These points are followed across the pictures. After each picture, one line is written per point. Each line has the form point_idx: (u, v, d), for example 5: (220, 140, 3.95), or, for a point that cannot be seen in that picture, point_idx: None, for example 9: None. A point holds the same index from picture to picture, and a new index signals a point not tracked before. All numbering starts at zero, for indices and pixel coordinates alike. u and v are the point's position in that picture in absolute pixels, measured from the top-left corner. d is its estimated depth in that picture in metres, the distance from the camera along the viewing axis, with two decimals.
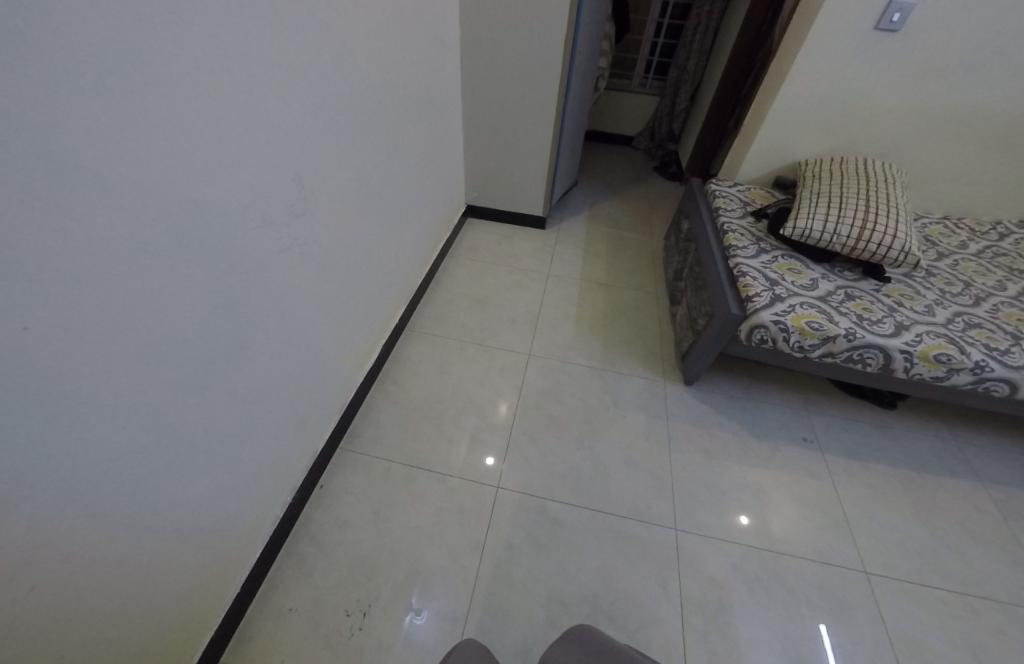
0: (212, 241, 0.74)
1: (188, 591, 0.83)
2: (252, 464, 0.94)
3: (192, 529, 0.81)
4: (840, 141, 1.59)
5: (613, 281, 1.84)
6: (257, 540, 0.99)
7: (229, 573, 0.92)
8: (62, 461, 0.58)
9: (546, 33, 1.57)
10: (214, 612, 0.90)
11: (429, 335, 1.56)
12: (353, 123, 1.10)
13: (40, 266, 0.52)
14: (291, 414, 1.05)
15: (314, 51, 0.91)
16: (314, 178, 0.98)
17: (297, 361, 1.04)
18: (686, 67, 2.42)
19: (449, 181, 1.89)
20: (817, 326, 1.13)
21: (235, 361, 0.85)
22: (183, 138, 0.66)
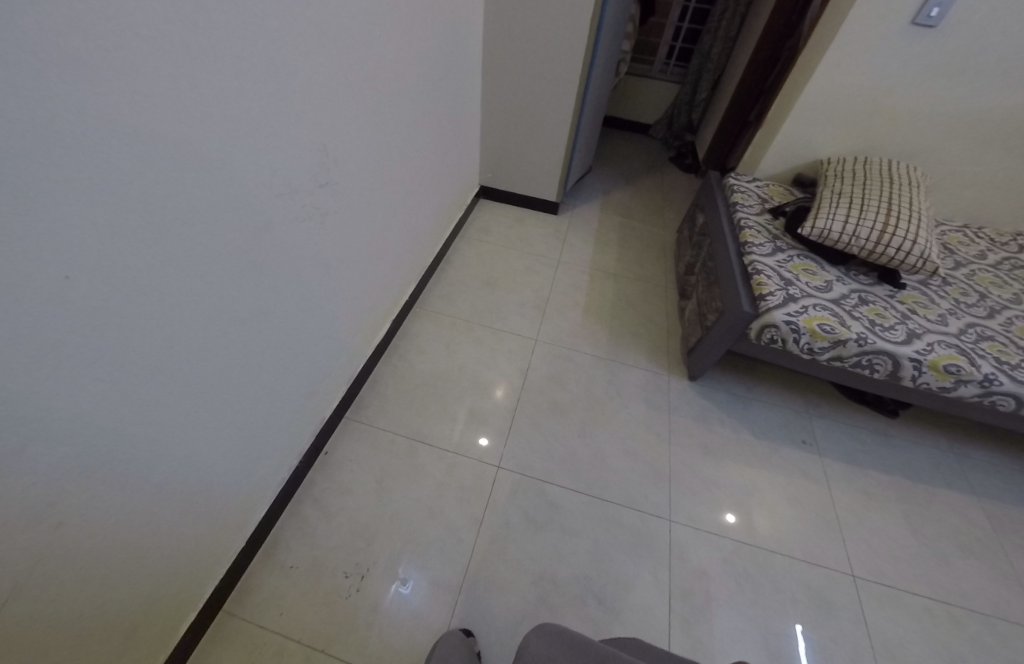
0: (233, 203, 0.74)
1: (193, 547, 0.85)
2: (261, 430, 0.96)
3: (199, 488, 0.83)
4: (865, 141, 1.54)
5: (624, 271, 1.82)
6: (262, 502, 1.02)
7: (233, 532, 0.95)
8: (90, 411, 0.61)
9: (571, 11, 1.52)
10: (217, 567, 0.93)
11: (437, 313, 1.56)
12: (374, 94, 1.08)
13: (86, 220, 0.54)
14: (301, 383, 1.06)
15: (342, 19, 0.90)
16: (335, 149, 0.98)
17: (309, 332, 1.05)
18: (709, 55, 2.34)
19: (465, 160, 1.87)
20: (828, 329, 1.12)
21: (251, 325, 0.86)
22: (207, 102, 0.65)
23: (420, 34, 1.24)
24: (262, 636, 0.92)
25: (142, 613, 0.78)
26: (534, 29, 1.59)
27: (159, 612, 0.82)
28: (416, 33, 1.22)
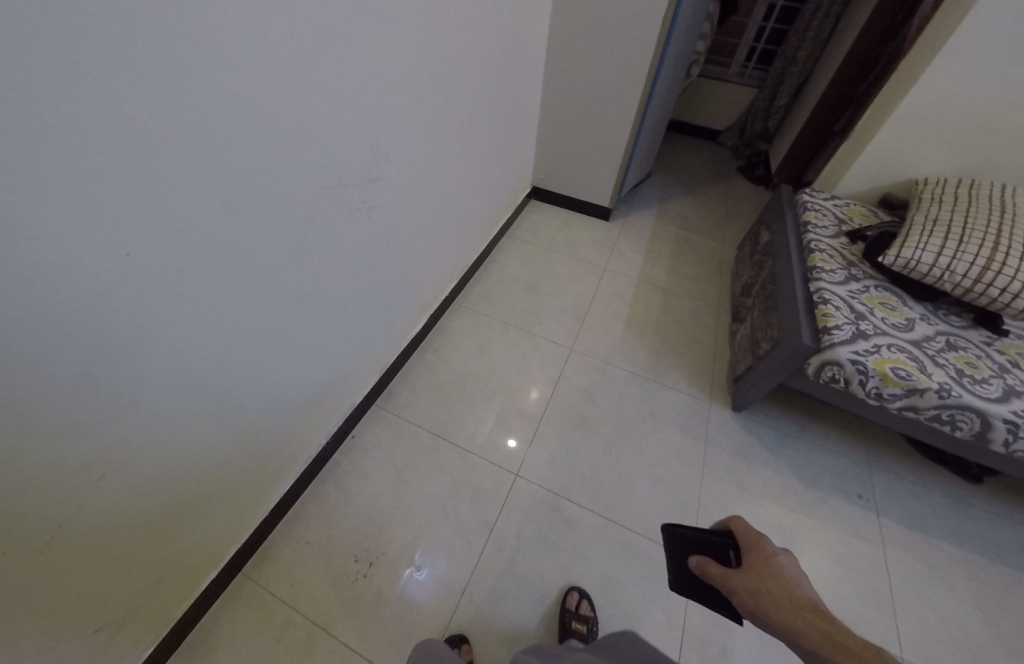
0: (279, 187, 0.74)
1: (221, 489, 0.86)
2: (293, 407, 0.98)
3: (230, 436, 0.84)
4: (973, 162, 1.35)
5: (674, 286, 1.72)
6: (293, 457, 1.03)
7: (266, 478, 0.97)
8: (134, 376, 0.63)
9: (645, 7, 1.44)
10: (245, 520, 0.95)
11: (475, 311, 1.53)
12: (432, 90, 1.07)
13: (143, 195, 0.56)
14: (335, 369, 1.08)
15: (407, 14, 0.89)
16: (387, 143, 0.97)
17: (347, 321, 1.06)
18: (795, 59, 2.15)
19: (520, 159, 1.84)
20: (903, 374, 0.98)
21: (289, 299, 0.86)
22: (261, 82, 0.65)
23: (486, 27, 1.21)
24: (273, 603, 0.93)
25: (170, 552, 0.80)
26: (604, 25, 1.52)
27: (182, 567, 0.84)
28: (482, 26, 1.19)
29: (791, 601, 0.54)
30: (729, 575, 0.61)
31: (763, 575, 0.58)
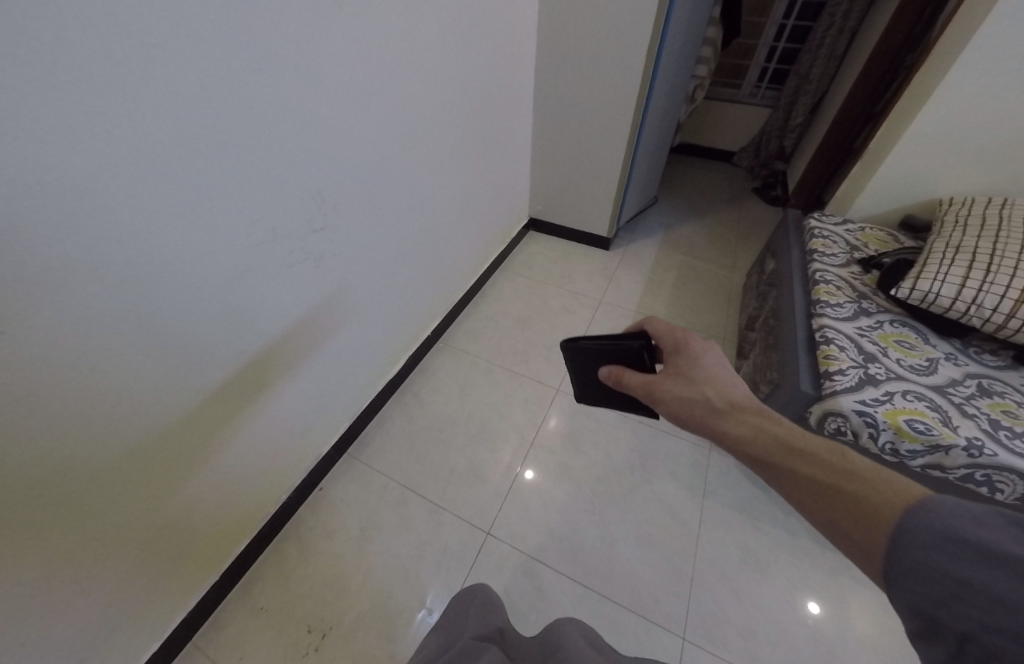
0: (215, 245, 0.72)
1: (202, 437, 0.80)
2: (260, 445, 0.93)
3: (213, 372, 0.78)
4: (1004, 179, 1.21)
5: (675, 319, 1.62)
6: (283, 384, 0.94)
7: (261, 390, 0.89)
8: (29, 451, 0.59)
9: (630, 35, 1.40)
10: (225, 510, 0.90)
11: (459, 350, 1.49)
12: (400, 137, 1.06)
13: (21, 263, 0.53)
14: (304, 416, 1.04)
15: (363, 68, 0.88)
16: (335, 193, 0.92)
17: (317, 361, 1.02)
18: (808, 76, 2.04)
19: (513, 192, 1.82)
20: (922, 428, 0.85)
21: (258, 296, 0.82)
22: (178, 142, 0.63)
23: (463, 68, 1.20)
24: None
25: (153, 518, 0.76)
26: (592, 55, 1.49)
27: (116, 644, 0.78)
28: (458, 67, 1.18)
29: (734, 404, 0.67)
30: (660, 383, 0.74)
31: (696, 380, 0.72)
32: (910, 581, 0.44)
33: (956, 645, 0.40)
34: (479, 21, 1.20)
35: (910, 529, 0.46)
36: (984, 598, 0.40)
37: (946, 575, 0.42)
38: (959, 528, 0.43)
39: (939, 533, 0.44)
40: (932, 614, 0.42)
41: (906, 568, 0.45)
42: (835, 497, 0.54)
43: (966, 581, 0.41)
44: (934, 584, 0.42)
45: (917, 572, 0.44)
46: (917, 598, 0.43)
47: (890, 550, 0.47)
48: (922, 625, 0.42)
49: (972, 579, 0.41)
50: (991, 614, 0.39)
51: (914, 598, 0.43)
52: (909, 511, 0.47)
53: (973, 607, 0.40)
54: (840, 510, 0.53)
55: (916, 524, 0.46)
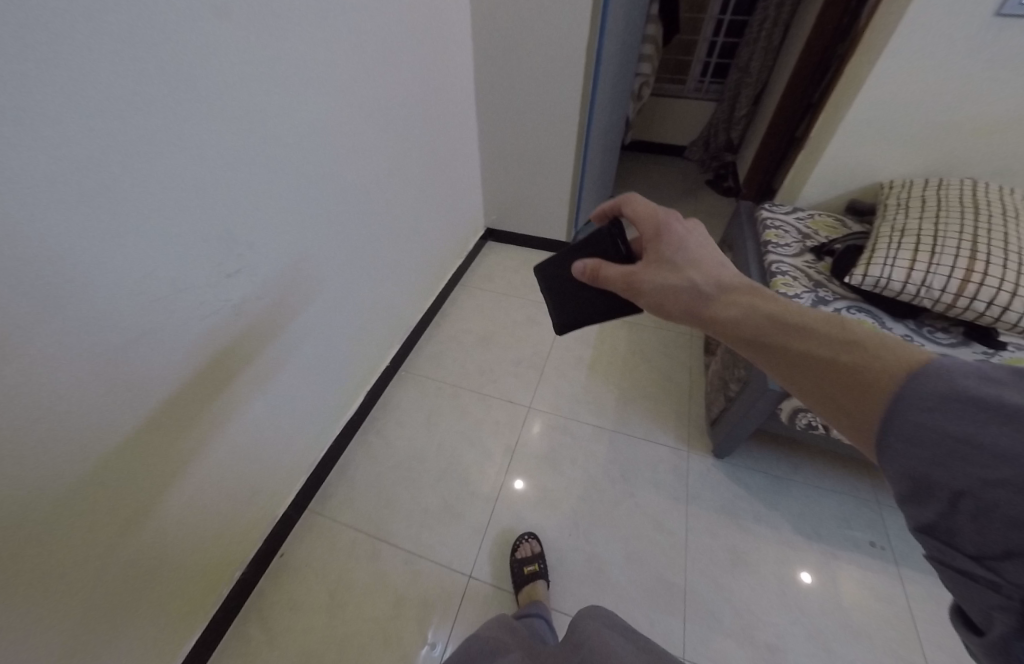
0: (118, 310, 0.62)
1: (137, 484, 0.69)
2: (207, 494, 0.83)
3: (140, 409, 0.67)
4: (936, 160, 1.25)
5: (641, 319, 1.60)
6: (226, 403, 0.83)
7: (204, 416, 0.78)
8: None
9: (569, 39, 1.37)
10: (176, 574, 0.81)
11: (422, 377, 1.44)
12: (337, 164, 0.99)
13: None
14: (259, 464, 0.95)
15: (287, 95, 0.81)
16: (259, 236, 0.82)
17: (265, 389, 0.92)
18: (748, 69, 2.08)
19: (465, 206, 1.76)
20: None
21: (187, 320, 0.71)
22: (54, 196, 0.53)
23: (399, 88, 1.15)
24: None
25: (88, 589, 0.66)
26: (532, 61, 1.46)
27: None
28: (394, 84, 1.12)
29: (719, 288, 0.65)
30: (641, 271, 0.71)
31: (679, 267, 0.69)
32: (903, 445, 0.41)
33: (947, 502, 0.39)
34: (412, 34, 1.15)
35: (908, 388, 0.43)
36: (987, 455, 0.38)
37: (947, 436, 0.39)
38: (968, 386, 0.39)
39: (942, 390, 0.40)
40: (924, 473, 0.40)
41: (903, 434, 0.42)
42: (825, 366, 0.51)
43: (968, 441, 0.38)
44: (929, 442, 0.40)
45: (914, 437, 0.41)
46: (910, 463, 0.41)
47: (883, 414, 0.44)
48: (913, 487, 0.41)
49: (978, 437, 0.38)
50: (985, 466, 0.37)
51: (905, 458, 0.41)
52: (908, 371, 0.44)
53: (972, 464, 0.38)
54: (830, 378, 0.50)
55: (919, 388, 0.42)
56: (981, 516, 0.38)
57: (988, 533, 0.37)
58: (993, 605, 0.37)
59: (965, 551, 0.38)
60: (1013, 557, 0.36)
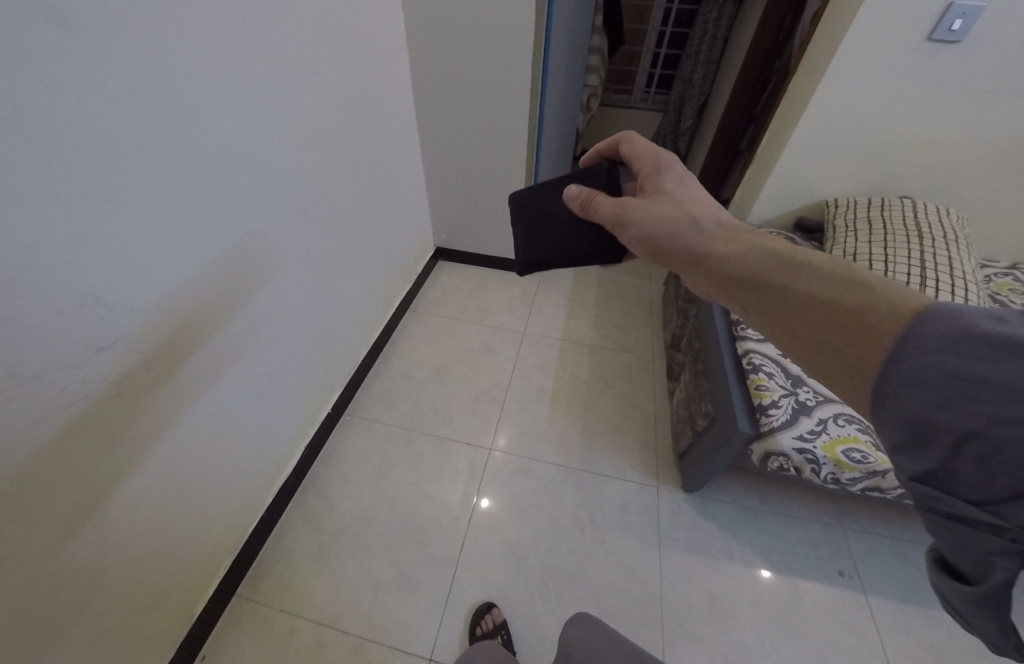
0: None
1: (37, 542, 0.59)
2: (132, 543, 0.73)
3: (26, 461, 0.57)
4: (879, 178, 1.27)
5: (602, 342, 1.52)
6: (146, 435, 0.72)
7: (117, 457, 0.68)
8: None
9: (511, 53, 1.27)
10: (95, 642, 0.71)
11: (370, 422, 1.32)
12: (253, 201, 0.84)
13: None
14: (188, 518, 0.84)
15: (171, 124, 0.66)
16: (133, 299, 0.65)
17: (199, 403, 0.81)
18: (691, 81, 2.05)
19: (413, 227, 1.63)
20: (859, 456, 0.81)
21: (81, 353, 0.60)
22: None
23: (326, 106, 1.01)
24: None
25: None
26: (473, 74, 1.34)
27: None
28: (317, 101, 0.97)
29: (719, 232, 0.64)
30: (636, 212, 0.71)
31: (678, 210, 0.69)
32: (905, 388, 0.39)
33: (951, 446, 0.37)
34: (337, 43, 1.00)
35: (914, 328, 0.40)
36: (997, 390, 0.35)
37: (955, 374, 0.37)
38: (973, 325, 0.37)
39: (947, 328, 0.38)
40: (930, 417, 0.38)
41: (907, 377, 0.39)
42: (823, 306, 0.49)
43: (978, 379, 0.36)
44: (933, 383, 0.37)
45: (918, 379, 0.38)
46: (912, 406, 0.38)
47: (886, 355, 0.42)
48: (912, 433, 0.38)
49: (987, 376, 0.35)
50: (995, 405, 0.35)
51: (908, 400, 0.39)
52: (909, 312, 0.41)
53: (978, 403, 0.35)
54: (826, 316, 0.48)
55: (930, 327, 0.39)
56: (985, 459, 0.35)
57: (991, 478, 0.35)
58: (994, 553, 0.34)
59: (963, 497, 0.36)
60: (1018, 499, 0.33)
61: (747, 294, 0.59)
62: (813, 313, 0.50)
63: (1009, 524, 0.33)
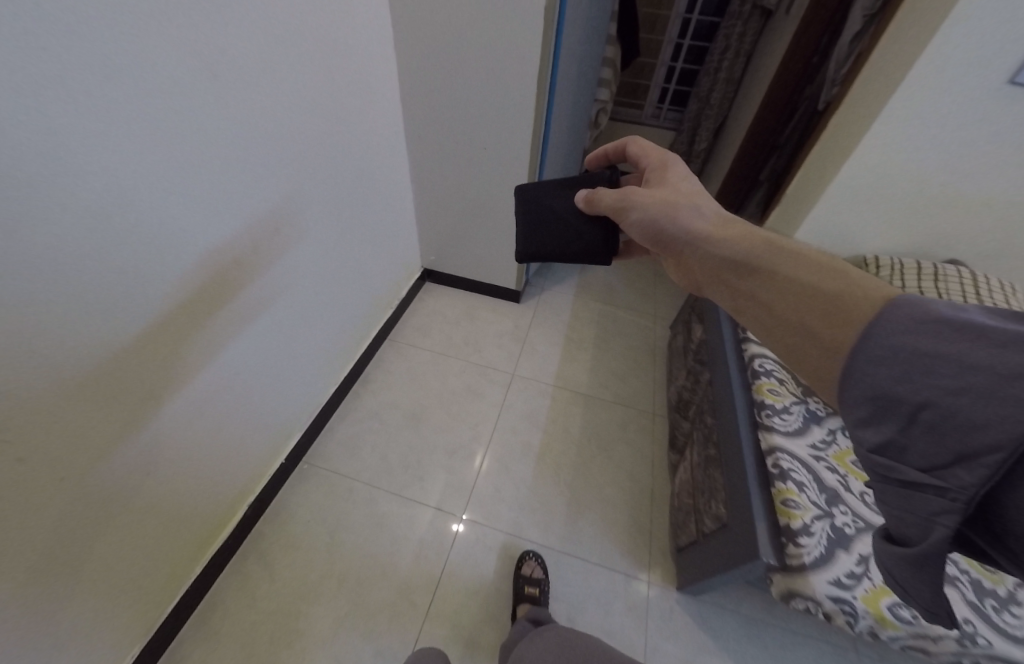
0: None
1: (106, 433, 0.64)
2: (146, 488, 0.73)
3: (68, 385, 0.58)
4: (926, 236, 1.10)
5: (598, 393, 1.34)
6: (188, 364, 0.74)
7: (152, 397, 0.69)
8: None
9: (510, 63, 1.09)
10: (127, 567, 0.74)
11: (329, 476, 1.11)
12: (166, 238, 0.65)
13: None
14: (193, 485, 0.83)
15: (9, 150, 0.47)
16: None
17: (218, 364, 0.80)
18: (708, 99, 1.83)
19: (397, 245, 1.43)
20: (908, 614, 0.66)
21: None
22: None
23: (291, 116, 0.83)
24: None
25: (9, 568, 0.56)
26: (466, 83, 1.15)
27: None
28: (266, 113, 0.77)
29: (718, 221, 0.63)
30: (630, 195, 0.69)
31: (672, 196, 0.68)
32: (869, 367, 0.39)
33: (907, 417, 0.37)
34: (304, 41, 0.81)
35: (885, 315, 0.39)
36: (953, 366, 0.35)
37: (916, 350, 0.37)
38: (937, 308, 0.37)
39: (912, 313, 0.38)
40: (890, 391, 0.37)
41: (872, 356, 0.39)
42: (797, 290, 0.49)
43: (936, 354, 0.36)
44: (900, 360, 0.37)
45: (882, 356, 0.38)
46: (877, 381, 0.38)
47: (859, 337, 0.41)
48: (873, 407, 0.38)
49: (950, 352, 0.35)
50: (950, 378, 0.35)
51: (875, 377, 0.38)
52: (885, 305, 0.40)
53: (937, 376, 0.35)
54: (801, 299, 0.48)
55: (897, 311, 0.39)
56: (937, 428, 0.35)
57: (940, 447, 0.35)
58: (935, 514, 0.35)
59: (913, 465, 0.36)
60: (961, 461, 0.33)
61: (736, 281, 0.56)
62: (797, 301, 0.48)
63: (950, 485, 0.34)
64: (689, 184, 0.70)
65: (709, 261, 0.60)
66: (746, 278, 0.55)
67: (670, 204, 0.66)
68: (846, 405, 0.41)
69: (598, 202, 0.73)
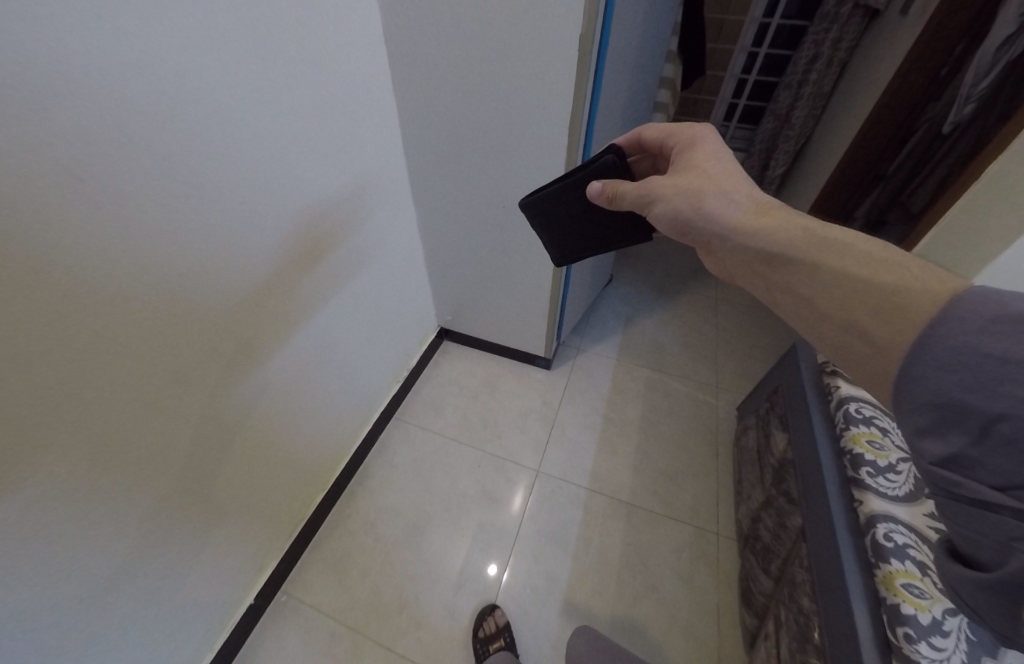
0: None
1: (223, 373, 0.68)
2: (248, 436, 0.77)
3: (190, 331, 0.61)
4: None
5: (643, 502, 1.08)
6: (283, 317, 0.78)
7: (253, 348, 0.73)
8: None
9: (536, 105, 0.83)
10: (236, 510, 0.79)
11: (312, 610, 0.93)
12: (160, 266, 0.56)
13: None
14: (270, 463, 0.84)
15: None
16: None
17: (306, 329, 0.85)
18: (789, 118, 1.50)
19: (407, 309, 1.23)
20: None
21: None
22: None
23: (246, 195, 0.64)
24: None
25: (157, 484, 0.63)
26: (481, 129, 0.91)
27: None
28: (185, 191, 0.56)
29: (750, 204, 0.52)
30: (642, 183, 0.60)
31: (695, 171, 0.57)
32: (931, 372, 0.35)
33: (977, 429, 0.33)
34: (239, 95, 0.60)
35: (951, 315, 0.35)
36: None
37: (985, 354, 0.33)
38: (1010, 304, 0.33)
39: (985, 314, 0.34)
40: (957, 402, 0.34)
41: (938, 360, 0.35)
42: (847, 283, 0.42)
43: (1008, 357, 0.32)
44: (966, 366, 0.33)
45: (946, 360, 0.34)
46: (942, 387, 0.34)
47: (922, 337, 0.36)
48: (937, 416, 0.35)
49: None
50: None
51: (935, 385, 0.35)
52: (951, 308, 0.35)
53: (1017, 383, 0.32)
54: (852, 295, 0.41)
55: (964, 311, 0.34)
56: (1016, 441, 0.32)
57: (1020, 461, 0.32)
58: (1013, 539, 0.33)
59: (986, 481, 0.33)
60: None
61: (772, 274, 0.48)
62: (851, 306, 0.41)
63: None
64: (717, 155, 0.58)
65: (741, 252, 0.51)
66: (785, 272, 0.47)
67: (692, 189, 0.55)
68: (900, 409, 0.37)
69: (619, 198, 0.63)
